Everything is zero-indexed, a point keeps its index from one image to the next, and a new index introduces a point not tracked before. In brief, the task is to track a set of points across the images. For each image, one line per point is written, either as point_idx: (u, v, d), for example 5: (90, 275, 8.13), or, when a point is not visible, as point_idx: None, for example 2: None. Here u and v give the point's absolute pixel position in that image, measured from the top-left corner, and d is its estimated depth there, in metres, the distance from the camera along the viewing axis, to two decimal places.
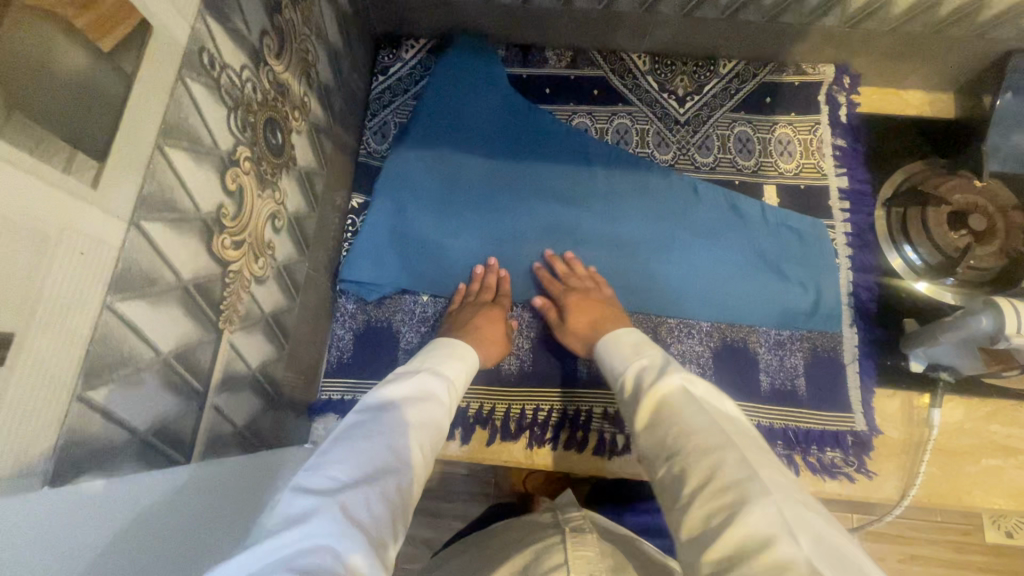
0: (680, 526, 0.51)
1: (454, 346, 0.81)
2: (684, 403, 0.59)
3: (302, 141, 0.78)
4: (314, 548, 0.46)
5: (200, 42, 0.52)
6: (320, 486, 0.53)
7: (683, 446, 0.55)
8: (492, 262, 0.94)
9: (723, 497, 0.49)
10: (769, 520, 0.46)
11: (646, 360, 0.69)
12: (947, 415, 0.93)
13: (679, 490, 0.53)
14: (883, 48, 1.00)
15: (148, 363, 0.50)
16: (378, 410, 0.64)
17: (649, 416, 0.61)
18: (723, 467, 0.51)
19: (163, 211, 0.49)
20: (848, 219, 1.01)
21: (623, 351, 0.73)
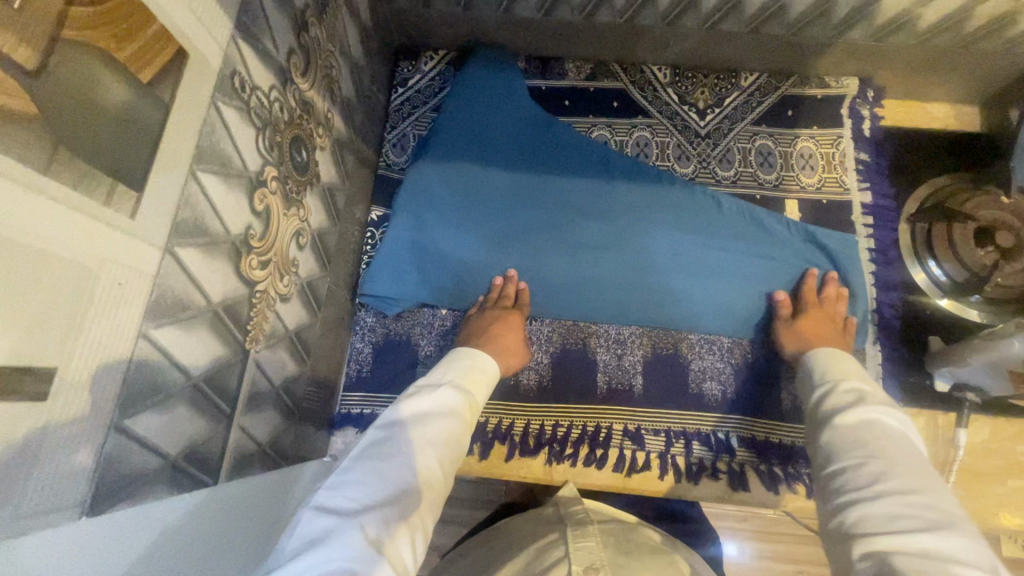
0: (852, 516, 0.57)
1: (472, 356, 0.81)
2: (875, 430, 0.64)
3: (326, 158, 0.78)
4: (331, 571, 0.47)
5: (232, 66, 0.52)
6: (339, 506, 0.54)
7: (885, 459, 0.60)
8: (512, 275, 0.95)
9: (916, 512, 0.54)
10: (952, 546, 0.50)
11: (863, 385, 0.71)
12: (972, 434, 0.91)
13: (873, 485, 0.58)
14: (909, 61, 0.99)
15: (180, 388, 0.50)
16: (399, 427, 0.65)
17: (854, 421, 0.66)
18: (902, 487, 0.57)
19: (196, 236, 0.49)
20: (871, 235, 0.99)
21: (829, 365, 0.76)
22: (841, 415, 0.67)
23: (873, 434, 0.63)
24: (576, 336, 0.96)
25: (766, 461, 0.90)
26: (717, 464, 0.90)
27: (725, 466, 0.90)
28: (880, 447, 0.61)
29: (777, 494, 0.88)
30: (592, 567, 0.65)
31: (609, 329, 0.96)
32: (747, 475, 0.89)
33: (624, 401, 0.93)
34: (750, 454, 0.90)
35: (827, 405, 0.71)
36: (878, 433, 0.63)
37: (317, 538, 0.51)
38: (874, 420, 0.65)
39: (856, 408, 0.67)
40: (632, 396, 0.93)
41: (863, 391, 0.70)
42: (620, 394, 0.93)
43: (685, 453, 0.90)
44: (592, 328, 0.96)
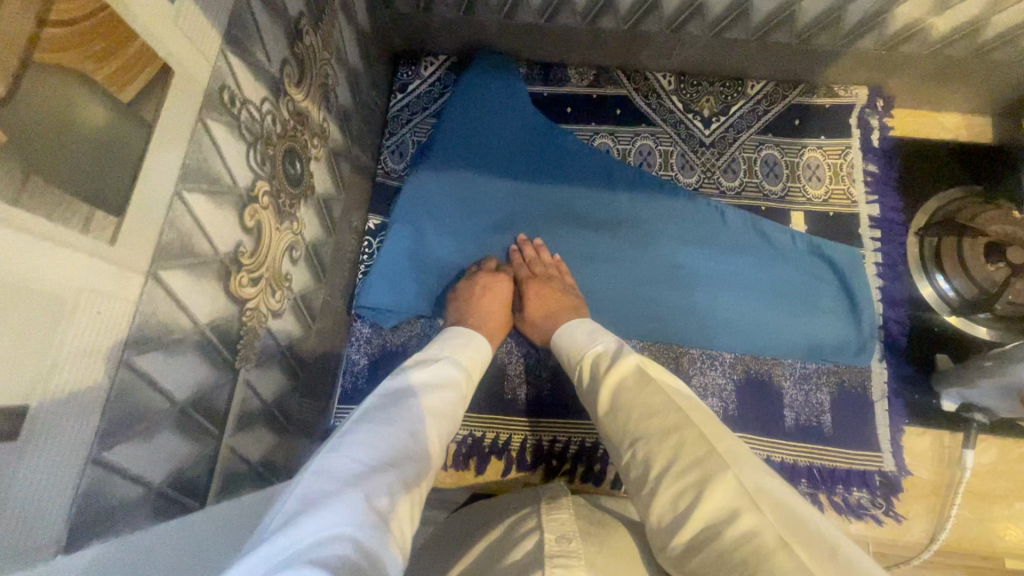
0: (649, 513, 0.54)
1: (468, 335, 0.81)
2: (640, 384, 0.64)
3: (321, 168, 0.77)
4: (344, 536, 0.44)
5: (221, 81, 0.51)
6: (344, 473, 0.51)
7: (646, 431, 0.59)
8: (513, 249, 0.95)
9: (686, 478, 0.52)
10: (732, 494, 0.49)
11: (600, 346, 0.73)
12: (979, 456, 0.90)
13: (646, 473, 0.56)
14: (920, 71, 0.96)
15: (164, 413, 0.48)
16: (396, 400, 0.63)
17: (608, 403, 0.65)
18: (681, 447, 0.55)
19: (181, 257, 0.48)
20: (878, 249, 0.97)
21: (578, 334, 0.78)
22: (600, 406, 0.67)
23: (624, 406, 0.63)
24: None
25: None
26: None
27: None
28: (637, 428, 0.60)
29: None
30: (565, 537, 0.57)
31: None
32: None
33: None
34: None
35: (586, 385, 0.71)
36: (627, 403, 0.63)
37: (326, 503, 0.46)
38: (631, 373, 0.66)
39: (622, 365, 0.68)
40: None
41: (610, 351, 0.72)
42: None
43: None
44: None
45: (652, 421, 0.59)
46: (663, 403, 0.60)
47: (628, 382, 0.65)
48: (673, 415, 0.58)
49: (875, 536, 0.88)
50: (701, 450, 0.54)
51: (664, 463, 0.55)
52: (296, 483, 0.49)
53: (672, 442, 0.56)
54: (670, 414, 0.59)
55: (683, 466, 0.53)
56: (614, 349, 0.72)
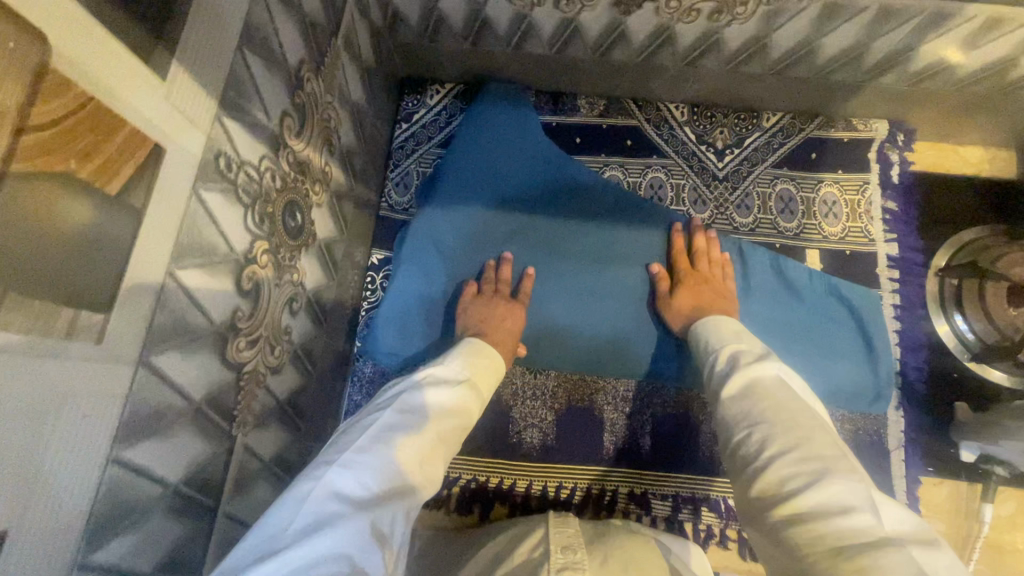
0: (751, 482, 0.51)
1: (490, 351, 0.77)
2: (777, 386, 0.58)
3: (323, 213, 0.75)
4: (338, 559, 0.44)
5: (217, 148, 0.48)
6: (347, 488, 0.51)
7: (769, 418, 0.54)
8: (508, 259, 0.91)
9: (805, 465, 0.48)
10: (853, 493, 0.45)
11: (743, 346, 0.67)
12: (998, 508, 0.87)
13: (759, 453, 0.52)
14: (944, 106, 0.93)
15: (157, 498, 0.47)
16: (413, 413, 0.61)
17: (739, 385, 0.60)
18: (812, 442, 0.50)
19: (173, 338, 0.46)
20: (896, 290, 0.94)
21: (723, 331, 0.72)
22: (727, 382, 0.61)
23: (756, 394, 0.58)
24: (583, 392, 0.92)
25: None
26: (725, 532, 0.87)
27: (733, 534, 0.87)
28: (760, 413, 0.55)
29: None
30: (569, 547, 0.60)
31: (617, 386, 0.92)
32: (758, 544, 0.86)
33: (632, 463, 0.89)
34: None
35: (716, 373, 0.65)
36: (760, 392, 0.58)
37: (320, 520, 0.47)
38: (772, 372, 0.60)
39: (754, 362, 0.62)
40: (640, 457, 0.90)
41: (739, 352, 0.65)
42: (628, 457, 0.89)
43: (693, 520, 0.87)
44: (599, 384, 0.92)
45: (787, 416, 0.54)
46: (804, 406, 0.55)
47: (767, 380, 0.59)
48: (812, 419, 0.54)
49: None
50: (834, 451, 0.50)
51: (781, 448, 0.51)
52: (300, 492, 0.51)
53: (801, 434, 0.51)
54: (806, 415, 0.54)
55: (808, 453, 0.49)
56: (758, 352, 0.64)
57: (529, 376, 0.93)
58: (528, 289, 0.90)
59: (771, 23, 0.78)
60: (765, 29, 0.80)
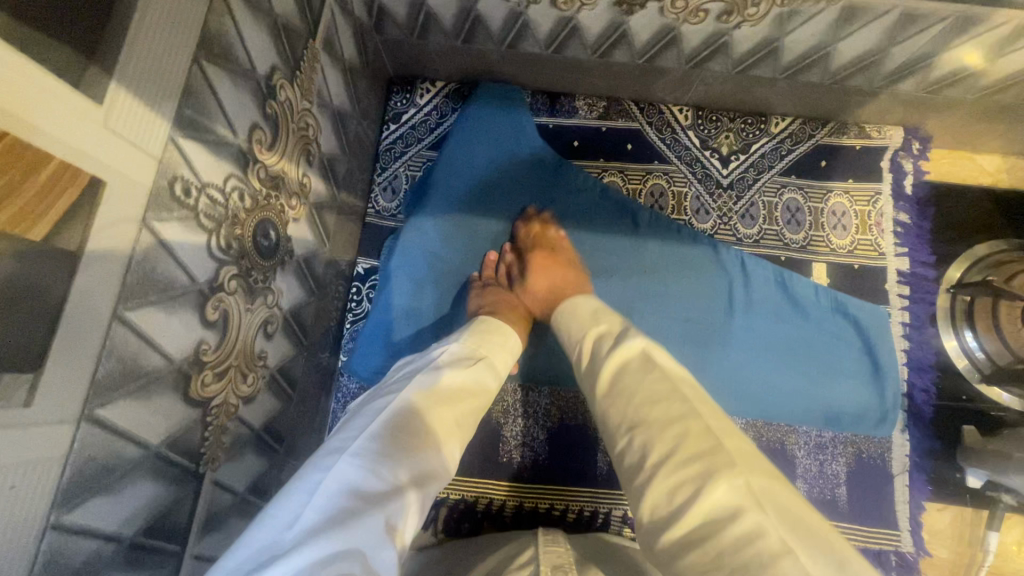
0: (643, 501, 0.46)
1: (507, 332, 0.73)
2: (645, 370, 0.54)
3: (300, 228, 0.70)
4: (349, 556, 0.41)
5: (172, 173, 0.44)
6: (359, 478, 0.47)
7: (644, 419, 0.50)
8: (510, 249, 0.86)
9: (687, 470, 0.44)
10: (732, 493, 0.41)
11: (603, 328, 0.63)
12: (1003, 535, 0.84)
13: (643, 459, 0.48)
14: (962, 114, 0.88)
15: (108, 555, 0.43)
16: (429, 397, 0.57)
17: (608, 383, 0.56)
18: (684, 440, 0.46)
19: (124, 384, 0.42)
20: (906, 307, 0.90)
21: (581, 318, 0.67)
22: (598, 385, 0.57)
23: (619, 390, 0.54)
24: (577, 411, 0.89)
25: None
26: None
27: None
28: (637, 412, 0.51)
29: None
30: (560, 568, 0.55)
31: None
32: None
33: None
34: None
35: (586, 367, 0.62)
36: (626, 388, 0.54)
37: (333, 514, 0.43)
38: (632, 358, 0.57)
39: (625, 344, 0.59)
40: None
41: (604, 334, 0.62)
42: None
43: None
44: None
45: (652, 410, 0.50)
46: (669, 387, 0.51)
47: (633, 367, 0.56)
48: (684, 401, 0.50)
49: None
50: (714, 440, 0.45)
51: (665, 452, 0.46)
52: (308, 483, 0.47)
53: (676, 431, 0.47)
54: (677, 402, 0.50)
55: (687, 453, 0.45)
56: (617, 334, 0.61)
57: (521, 393, 0.89)
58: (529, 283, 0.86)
59: (784, 25, 0.73)
60: (777, 32, 0.74)
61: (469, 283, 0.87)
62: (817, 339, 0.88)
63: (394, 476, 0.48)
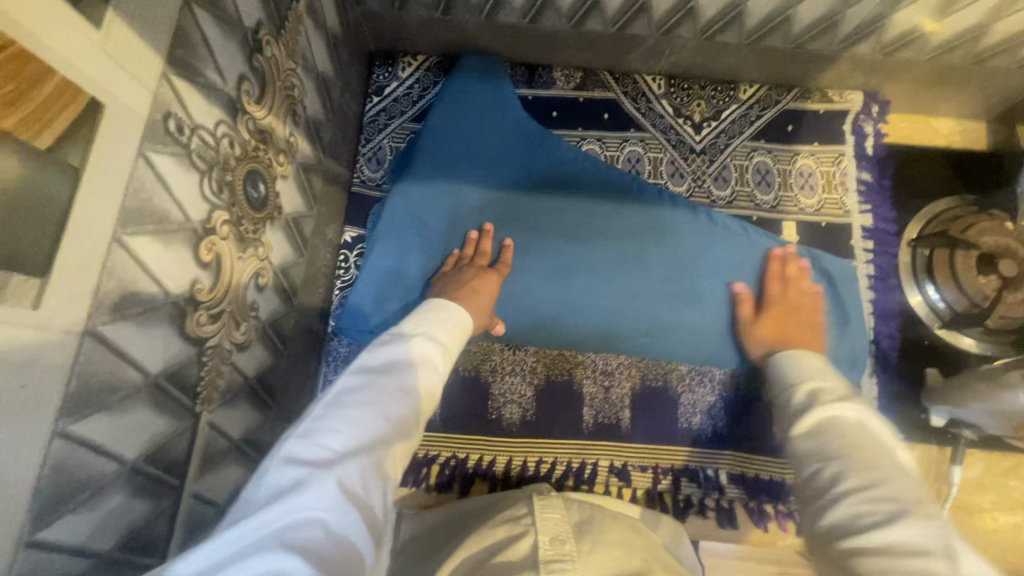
0: (820, 519, 0.50)
1: (457, 310, 0.74)
2: (858, 425, 0.55)
3: (289, 187, 0.72)
4: (311, 524, 0.43)
5: (166, 109, 0.46)
6: (309, 453, 0.47)
7: (847, 453, 0.52)
8: (488, 229, 0.89)
9: (879, 505, 0.46)
10: (924, 534, 0.42)
11: (823, 384, 0.62)
12: (965, 471, 0.89)
13: (829, 487, 0.51)
14: (915, 77, 0.93)
15: (111, 476, 0.44)
16: (375, 370, 0.58)
17: (810, 424, 0.57)
18: (892, 483, 0.48)
19: (123, 307, 0.43)
20: (870, 260, 0.95)
21: (804, 366, 0.67)
22: (800, 420, 0.58)
23: (830, 432, 0.55)
24: (562, 367, 0.92)
25: (757, 498, 0.87)
26: (704, 501, 0.87)
27: (713, 504, 0.87)
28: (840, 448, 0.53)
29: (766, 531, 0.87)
30: (558, 539, 0.57)
31: (596, 361, 0.92)
32: (736, 511, 0.87)
33: (610, 437, 0.89)
34: (740, 492, 0.88)
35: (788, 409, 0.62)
36: (836, 432, 0.55)
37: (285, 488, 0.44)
38: (848, 416, 0.57)
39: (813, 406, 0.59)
40: (619, 432, 0.89)
41: (822, 389, 0.61)
42: (607, 430, 0.90)
43: (672, 491, 0.88)
44: (578, 359, 0.92)
45: (858, 451, 0.52)
46: (880, 447, 0.52)
47: (841, 425, 0.56)
48: (888, 459, 0.51)
49: None
50: (919, 497, 0.47)
51: (864, 481, 0.49)
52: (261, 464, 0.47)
53: (880, 473, 0.49)
54: (889, 459, 0.51)
55: (878, 495, 0.47)
56: (843, 393, 0.60)
57: (507, 352, 0.92)
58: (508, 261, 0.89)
59: None
60: None
61: (448, 261, 0.89)
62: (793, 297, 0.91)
63: (346, 447, 0.49)
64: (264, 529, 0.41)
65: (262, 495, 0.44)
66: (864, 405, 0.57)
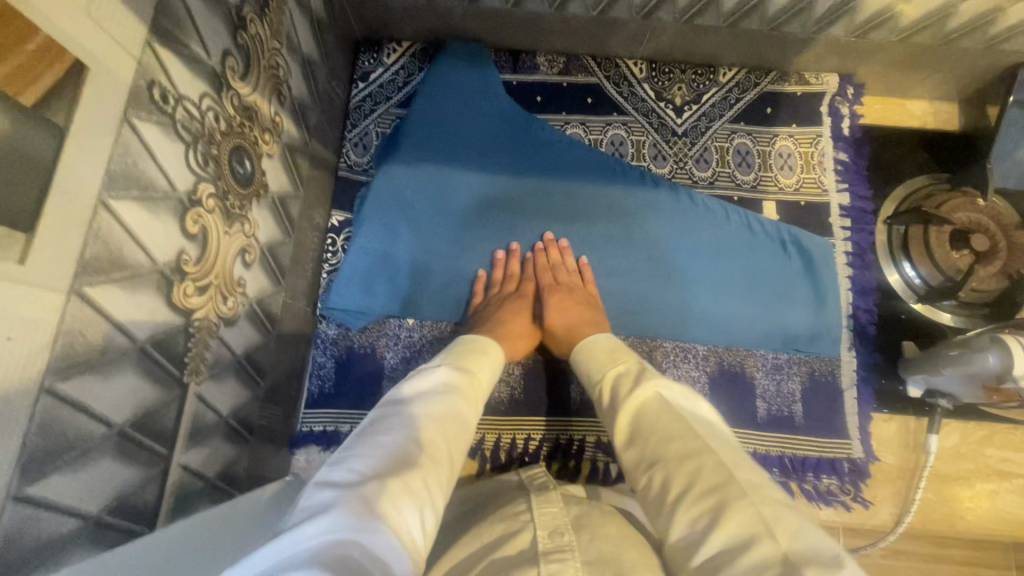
0: (667, 533, 0.49)
1: (478, 341, 0.77)
2: (662, 409, 0.59)
3: (274, 166, 0.73)
4: (342, 535, 0.45)
5: (150, 77, 0.47)
6: (340, 477, 0.51)
7: (661, 455, 0.54)
8: (514, 247, 0.91)
9: (705, 499, 0.48)
10: (747, 518, 0.45)
11: (622, 368, 0.67)
12: (943, 440, 0.92)
13: (665, 490, 0.52)
14: (887, 59, 0.96)
15: (99, 438, 0.45)
16: (400, 406, 0.62)
17: (629, 432, 0.60)
18: (701, 473, 0.50)
19: (110, 270, 0.44)
20: (848, 238, 0.98)
21: (594, 358, 0.71)
22: (618, 426, 0.61)
23: (640, 434, 0.58)
24: (550, 346, 0.93)
25: None
26: None
27: None
28: (654, 453, 0.55)
29: None
30: (558, 531, 0.56)
31: None
32: None
33: (598, 413, 0.91)
34: None
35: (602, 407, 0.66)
36: (644, 430, 0.58)
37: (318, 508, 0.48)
38: (648, 403, 0.60)
39: (630, 397, 0.62)
40: None
41: (624, 372, 0.66)
42: (595, 407, 0.91)
43: None
44: None
45: (669, 444, 0.55)
46: (687, 428, 0.56)
47: (649, 411, 0.59)
48: (697, 441, 0.54)
49: (844, 521, 0.89)
50: (726, 475, 0.49)
51: (682, 484, 0.51)
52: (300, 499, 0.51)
53: (691, 465, 0.51)
54: (691, 437, 0.54)
55: (702, 482, 0.49)
56: (636, 372, 0.65)
57: None
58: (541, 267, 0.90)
59: None
60: None
61: (477, 282, 0.91)
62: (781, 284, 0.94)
63: (374, 470, 0.52)
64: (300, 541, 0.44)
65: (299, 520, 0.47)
66: (685, 388, 0.61)
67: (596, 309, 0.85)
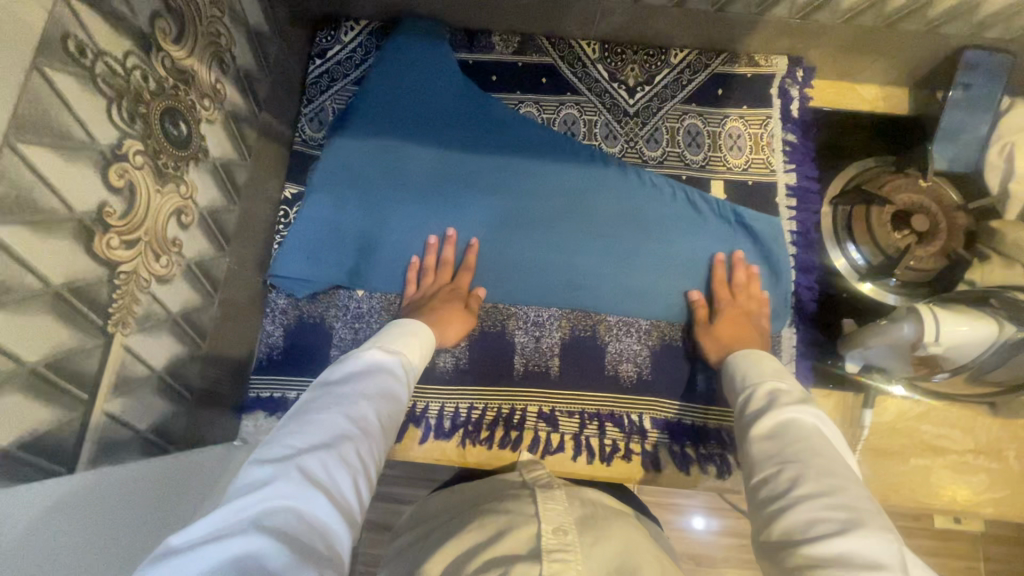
0: (772, 525, 0.55)
1: (412, 325, 0.79)
2: (807, 430, 0.62)
3: (216, 131, 0.75)
4: (281, 509, 0.48)
5: (65, 29, 0.49)
6: (276, 452, 0.53)
7: (803, 458, 0.59)
8: (450, 236, 0.93)
9: (834, 514, 0.52)
10: (872, 549, 0.49)
11: (783, 385, 0.70)
12: (879, 416, 0.93)
13: (787, 491, 0.57)
14: (834, 41, 0.98)
15: (8, 374, 0.47)
16: (334, 383, 0.63)
17: (770, 426, 0.65)
18: (841, 493, 0.54)
19: (20, 212, 0.46)
20: (794, 217, 0.99)
21: (761, 368, 0.75)
22: (757, 427, 0.65)
23: (792, 435, 0.62)
24: (495, 318, 0.94)
25: (679, 443, 0.91)
26: (629, 446, 0.91)
27: (637, 447, 0.91)
28: (795, 454, 0.60)
29: (687, 474, 0.91)
30: (562, 529, 0.58)
31: (528, 312, 0.95)
32: (660, 455, 0.91)
33: (540, 384, 0.93)
34: (662, 434, 0.92)
35: (748, 410, 0.70)
36: (799, 435, 0.62)
37: (256, 483, 0.50)
38: (805, 419, 0.64)
39: (767, 411, 0.67)
40: (548, 378, 0.93)
41: (777, 390, 0.70)
42: (538, 377, 0.93)
43: (599, 435, 0.91)
44: (511, 310, 0.95)
45: (811, 457, 0.59)
46: (829, 453, 0.60)
47: (803, 425, 0.63)
48: (843, 469, 0.58)
49: None
50: (871, 507, 0.53)
51: (807, 491, 0.55)
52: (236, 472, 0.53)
53: (830, 483, 0.55)
54: (842, 464, 0.58)
55: (836, 503, 0.53)
56: (798, 395, 0.68)
57: None
58: (472, 262, 0.93)
59: None
60: None
61: (409, 268, 0.93)
62: (736, 271, 0.93)
63: (310, 444, 0.55)
64: (239, 518, 0.47)
65: (235, 494, 0.50)
66: (821, 412, 0.65)
67: (750, 327, 0.89)
